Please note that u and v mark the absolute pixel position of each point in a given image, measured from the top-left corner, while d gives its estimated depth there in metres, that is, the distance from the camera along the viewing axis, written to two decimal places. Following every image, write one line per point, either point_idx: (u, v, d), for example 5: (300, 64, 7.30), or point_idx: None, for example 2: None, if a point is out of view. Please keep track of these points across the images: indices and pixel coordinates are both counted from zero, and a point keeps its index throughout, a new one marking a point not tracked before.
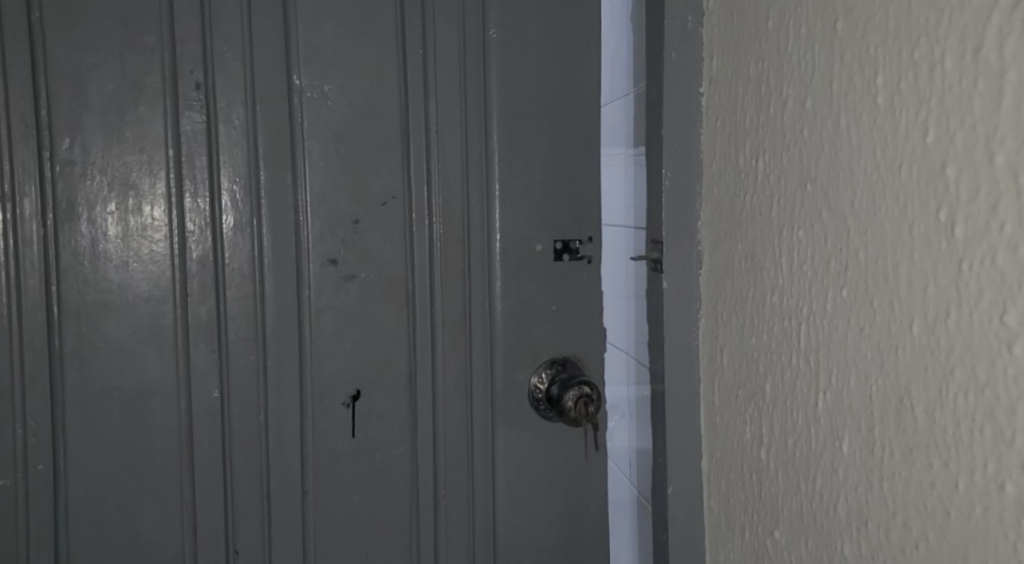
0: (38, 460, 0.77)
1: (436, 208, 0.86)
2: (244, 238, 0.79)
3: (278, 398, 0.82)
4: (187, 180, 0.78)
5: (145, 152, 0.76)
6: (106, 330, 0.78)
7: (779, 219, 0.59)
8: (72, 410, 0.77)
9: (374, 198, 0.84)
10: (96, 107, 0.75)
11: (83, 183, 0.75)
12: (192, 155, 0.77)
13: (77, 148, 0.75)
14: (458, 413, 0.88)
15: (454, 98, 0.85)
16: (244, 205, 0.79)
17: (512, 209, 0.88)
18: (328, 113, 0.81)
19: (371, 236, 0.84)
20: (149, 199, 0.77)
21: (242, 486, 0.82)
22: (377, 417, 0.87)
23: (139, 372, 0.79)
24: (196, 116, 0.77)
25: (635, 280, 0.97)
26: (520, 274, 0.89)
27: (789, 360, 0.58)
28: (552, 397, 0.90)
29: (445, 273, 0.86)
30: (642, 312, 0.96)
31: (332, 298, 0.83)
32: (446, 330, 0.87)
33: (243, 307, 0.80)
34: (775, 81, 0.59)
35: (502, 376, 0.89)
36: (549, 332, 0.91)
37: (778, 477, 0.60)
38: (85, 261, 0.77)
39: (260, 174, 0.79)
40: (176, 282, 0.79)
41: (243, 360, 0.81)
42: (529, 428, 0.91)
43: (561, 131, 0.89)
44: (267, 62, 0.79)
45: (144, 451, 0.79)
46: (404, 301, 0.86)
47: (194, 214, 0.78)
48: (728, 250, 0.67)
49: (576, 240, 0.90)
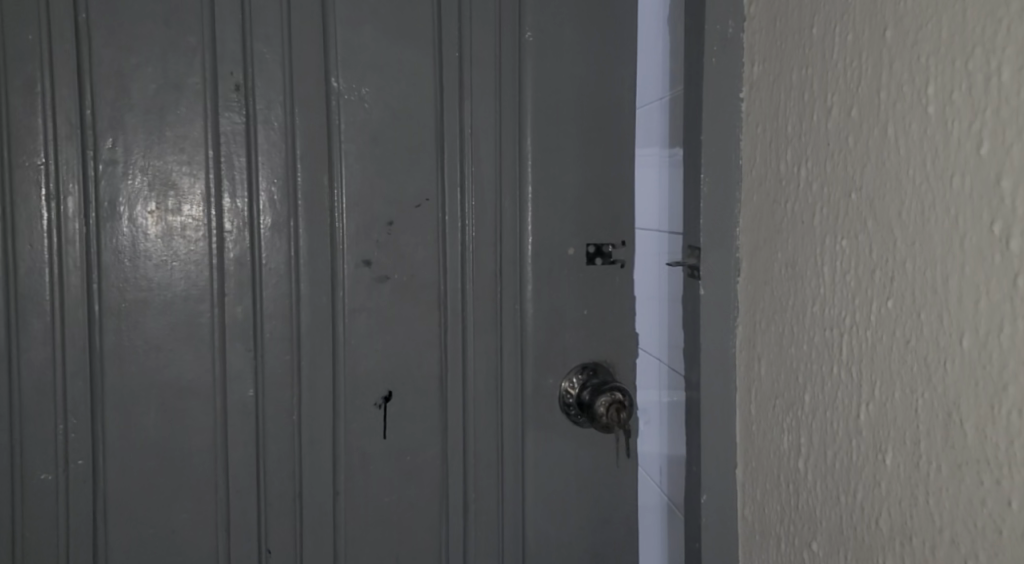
0: (78, 455, 0.77)
1: (469, 211, 0.86)
2: (281, 238, 0.80)
3: (312, 398, 0.83)
4: (226, 180, 0.78)
5: (185, 152, 0.77)
6: (145, 328, 0.78)
7: (822, 227, 0.58)
8: (111, 407, 0.78)
9: (410, 200, 0.84)
10: (138, 107, 0.76)
11: (125, 183, 0.76)
12: (231, 156, 0.78)
13: (120, 148, 0.76)
14: (489, 416, 0.89)
15: (489, 101, 0.85)
16: (281, 205, 0.80)
17: (546, 212, 0.88)
18: (365, 115, 0.82)
19: (405, 238, 0.84)
20: (188, 199, 0.78)
21: (275, 485, 0.82)
22: (408, 419, 0.87)
23: (176, 371, 0.79)
24: (236, 117, 0.78)
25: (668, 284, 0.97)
26: (552, 277, 0.89)
27: (829, 371, 0.58)
28: (584, 403, 0.90)
29: (478, 276, 0.87)
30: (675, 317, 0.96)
31: (366, 299, 0.84)
32: (478, 332, 0.87)
33: (279, 308, 0.81)
34: (820, 88, 0.58)
35: (533, 379, 0.90)
36: (580, 336, 0.91)
37: (817, 488, 0.60)
38: (124, 260, 0.77)
39: (298, 175, 0.80)
40: (214, 282, 0.79)
41: (278, 360, 0.81)
42: (559, 432, 0.91)
43: (596, 134, 0.89)
44: (306, 63, 0.79)
45: (181, 448, 0.80)
46: (437, 303, 0.86)
47: (232, 214, 0.79)
48: (768, 257, 0.67)
49: (609, 244, 0.91)
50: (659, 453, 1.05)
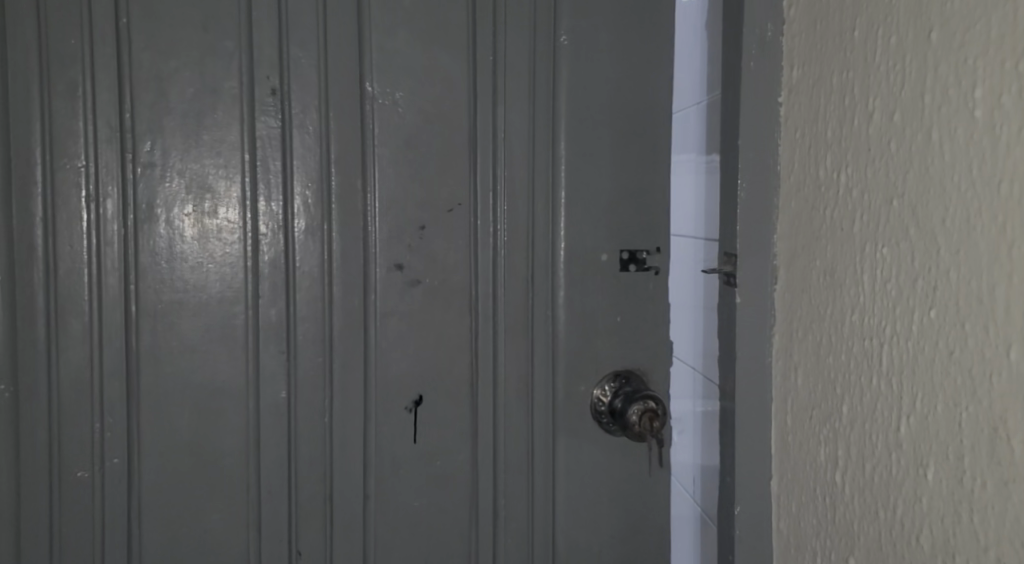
0: (114, 454, 0.78)
1: (502, 216, 0.86)
2: (314, 241, 0.80)
3: (343, 401, 0.83)
4: (261, 183, 0.79)
5: (221, 155, 0.78)
6: (180, 329, 0.79)
7: (861, 235, 0.57)
8: (147, 406, 0.79)
9: (442, 206, 0.84)
10: (176, 111, 0.77)
11: (162, 185, 0.77)
12: (266, 159, 0.79)
13: (157, 151, 0.77)
14: (519, 422, 0.88)
15: (523, 107, 0.85)
16: (315, 209, 0.80)
17: (579, 218, 0.88)
18: (399, 119, 0.82)
19: (438, 242, 0.85)
20: (224, 202, 0.79)
21: (306, 487, 0.82)
22: (439, 424, 0.87)
23: (211, 372, 0.80)
24: (271, 121, 0.79)
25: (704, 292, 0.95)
26: (586, 282, 0.89)
27: (868, 382, 0.56)
28: (616, 410, 0.90)
29: (510, 281, 0.86)
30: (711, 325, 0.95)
31: (398, 304, 0.84)
32: (510, 337, 0.87)
33: (312, 310, 0.81)
34: (860, 92, 0.57)
35: (564, 386, 0.89)
36: (612, 343, 0.91)
37: (854, 502, 0.58)
38: (161, 261, 0.78)
39: (332, 179, 0.80)
40: (248, 284, 0.80)
41: (310, 362, 0.81)
42: (591, 439, 0.91)
43: (631, 139, 0.89)
44: (341, 68, 0.80)
45: (213, 449, 0.81)
46: (468, 307, 0.86)
47: (267, 217, 0.79)
48: (806, 264, 0.65)
49: (643, 251, 0.90)
50: (693, 464, 1.03)
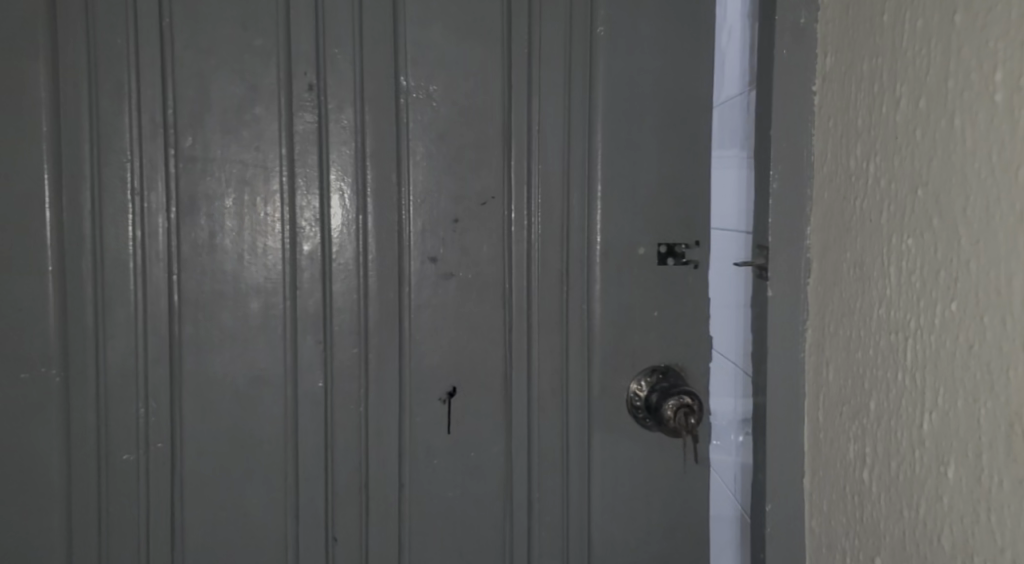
0: (158, 439, 0.82)
1: (536, 209, 0.86)
2: (350, 234, 0.82)
3: (379, 391, 0.84)
4: (299, 177, 0.81)
5: (260, 150, 0.80)
6: (220, 319, 0.82)
7: (888, 225, 0.55)
8: (189, 393, 0.82)
9: (476, 199, 0.85)
10: (217, 107, 0.79)
11: (204, 179, 0.80)
12: (303, 154, 0.81)
13: (199, 146, 0.79)
14: (554, 415, 0.88)
15: (557, 100, 0.85)
16: (350, 202, 0.82)
17: (614, 211, 0.88)
18: (432, 113, 0.83)
19: (472, 235, 0.85)
20: (263, 195, 0.81)
21: (342, 475, 0.84)
22: (473, 416, 0.87)
23: (250, 361, 0.83)
24: (308, 116, 0.80)
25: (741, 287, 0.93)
26: (623, 276, 0.89)
27: (894, 377, 0.54)
28: (651, 406, 0.89)
29: (543, 274, 0.87)
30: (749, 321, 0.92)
31: (431, 296, 0.85)
32: (543, 330, 0.88)
33: (348, 302, 0.83)
34: (888, 78, 0.55)
35: (599, 379, 0.89)
36: (650, 337, 0.91)
37: (880, 500, 0.56)
38: (203, 253, 0.81)
39: (368, 172, 0.82)
40: (287, 276, 0.82)
41: (345, 353, 0.83)
42: (627, 434, 0.90)
43: (670, 131, 0.88)
44: (375, 63, 0.81)
45: (252, 435, 0.83)
46: (502, 300, 0.87)
47: (305, 210, 0.81)
48: (837, 257, 0.63)
49: (682, 244, 0.90)
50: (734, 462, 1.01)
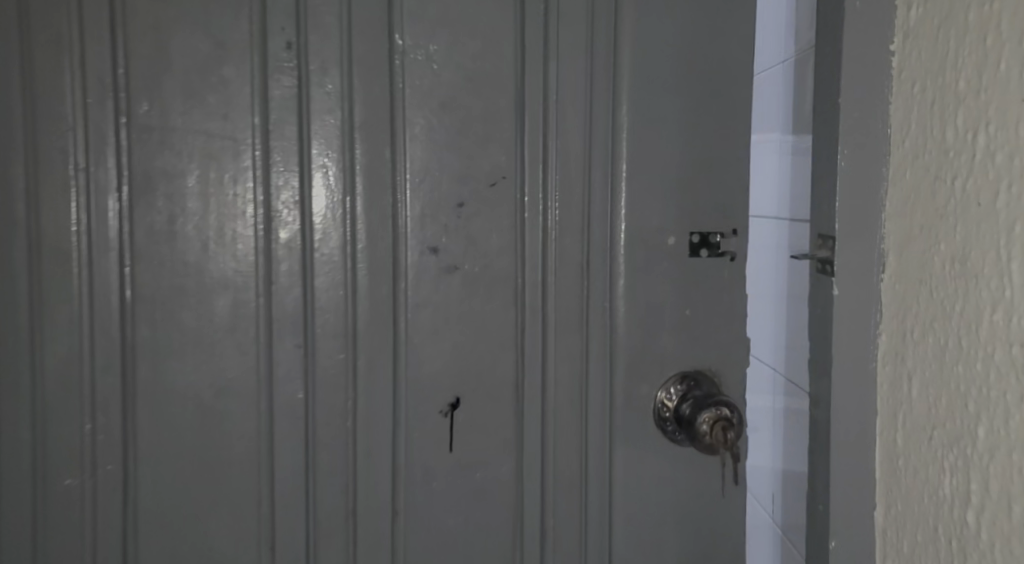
0: (107, 460, 0.70)
1: (553, 192, 0.75)
2: (335, 219, 0.71)
3: (369, 403, 0.73)
4: (275, 152, 0.69)
5: (230, 120, 0.69)
6: (181, 318, 0.70)
7: (1008, 212, 0.43)
8: (143, 406, 0.70)
9: (483, 180, 0.74)
10: (178, 68, 0.67)
11: (162, 154, 0.68)
12: (281, 124, 0.69)
13: (157, 114, 0.67)
14: (571, 430, 0.77)
15: (577, 65, 0.74)
16: (336, 181, 0.70)
17: (642, 195, 0.76)
18: (433, 78, 0.71)
19: (478, 222, 0.74)
20: (232, 173, 0.69)
21: (327, 500, 0.73)
22: (478, 431, 0.76)
23: (218, 368, 0.71)
24: (287, 80, 0.69)
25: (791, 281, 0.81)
26: (649, 270, 0.77)
27: (1017, 401, 0.43)
28: (682, 417, 0.77)
29: (560, 267, 0.76)
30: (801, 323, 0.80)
31: (432, 292, 0.73)
32: (559, 332, 0.76)
33: (333, 299, 0.71)
34: (1008, 25, 0.43)
35: (623, 388, 0.78)
36: (681, 340, 0.79)
37: (994, 551, 0.45)
38: (161, 241, 0.69)
39: (356, 147, 0.70)
40: (261, 268, 0.70)
41: (330, 358, 0.72)
42: (654, 452, 0.79)
43: (707, 103, 0.77)
44: (367, 19, 0.69)
45: (220, 454, 0.72)
46: (513, 297, 0.75)
47: (282, 190, 0.70)
48: (925, 250, 0.52)
49: (716, 233, 0.78)
50: (771, 469, 0.89)
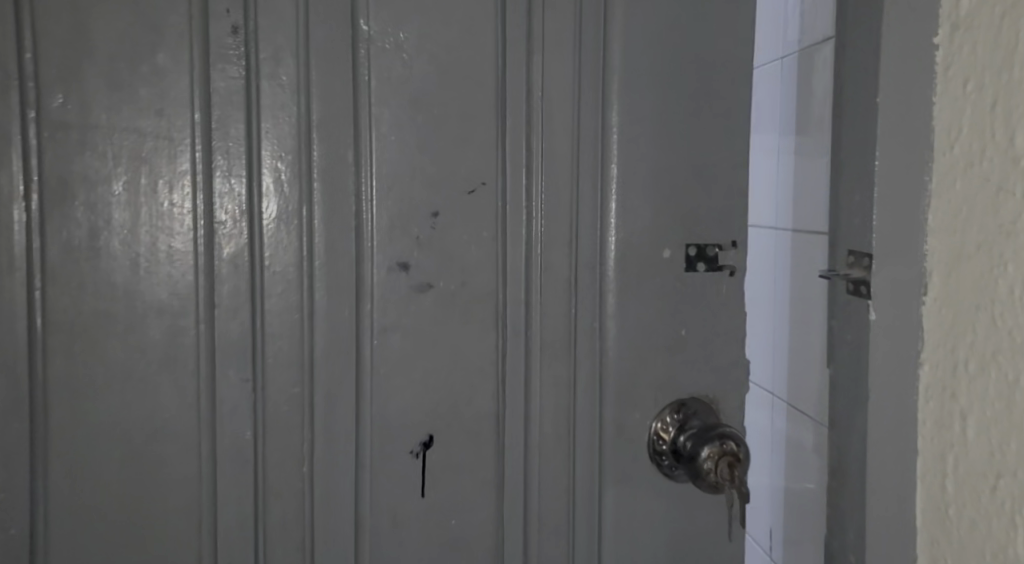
0: (12, 521, 0.59)
1: (537, 200, 0.67)
2: (289, 232, 0.61)
3: (329, 443, 0.63)
4: (218, 153, 0.60)
5: (164, 116, 0.58)
6: (104, 349, 0.60)
7: None
8: (56, 456, 0.60)
9: (460, 186, 0.65)
10: (100, 54, 0.57)
11: (81, 155, 0.58)
12: (225, 121, 0.59)
13: (74, 108, 0.57)
14: (557, 468, 0.69)
15: (564, 58, 0.66)
16: (290, 188, 0.61)
17: (636, 203, 0.68)
18: (402, 70, 0.62)
19: (454, 234, 0.65)
20: (167, 178, 0.59)
21: (279, 556, 0.63)
22: (454, 471, 0.67)
23: (149, 407, 0.61)
24: (232, 70, 0.59)
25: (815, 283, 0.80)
26: (643, 286, 0.69)
27: None
28: (680, 451, 0.69)
29: (545, 284, 0.67)
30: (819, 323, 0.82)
31: (401, 315, 0.64)
32: (544, 357, 0.68)
33: (287, 324, 0.62)
34: None
35: (614, 419, 0.70)
36: (677, 365, 0.71)
37: None
38: (81, 259, 0.58)
39: (313, 149, 0.61)
40: (202, 289, 0.60)
41: (283, 393, 0.62)
42: (649, 489, 0.71)
43: (706, 102, 0.69)
44: (326, 0, 0.60)
45: (151, 507, 0.61)
46: (493, 319, 0.67)
47: (226, 198, 0.60)
48: (987, 272, 0.44)
49: (713, 246, 0.71)
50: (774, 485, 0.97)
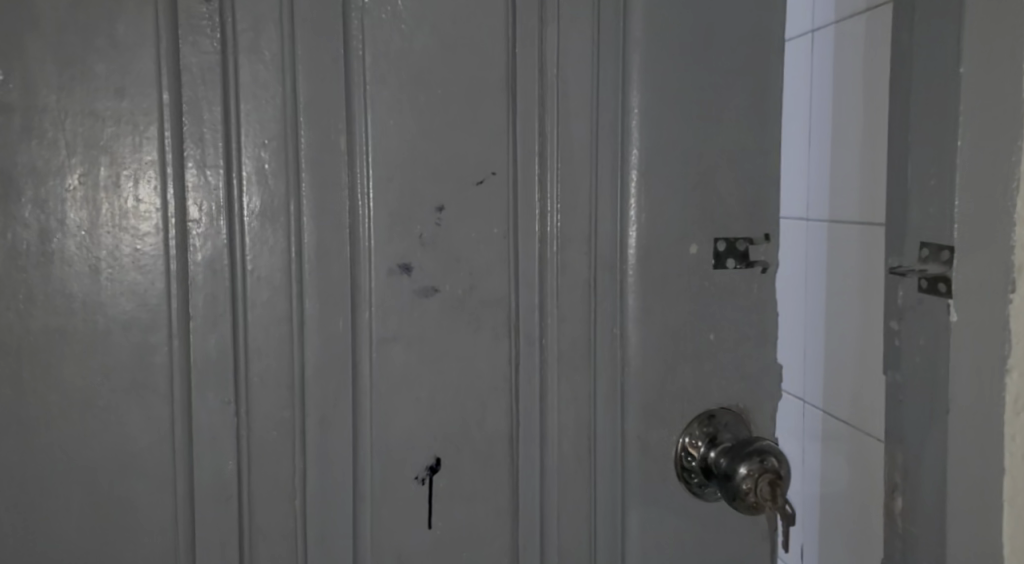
0: None
1: (552, 192, 0.59)
2: (274, 232, 0.53)
3: (322, 471, 0.56)
4: (190, 141, 0.52)
5: (126, 98, 0.50)
6: (60, 371, 0.51)
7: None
8: (5, 497, 0.51)
9: (466, 176, 0.57)
10: (49, 25, 0.49)
11: (26, 144, 0.49)
12: (198, 103, 0.51)
13: (18, 88, 0.49)
14: (577, 490, 0.62)
15: (583, 31, 0.59)
16: (275, 180, 0.53)
17: (660, 193, 0.61)
18: (401, 44, 0.55)
19: (461, 231, 0.57)
20: (131, 171, 0.51)
21: None
22: (464, 499, 0.59)
23: (114, 437, 0.52)
24: (206, 44, 0.51)
25: (861, 272, 1.02)
26: (669, 287, 0.63)
27: None
28: (713, 468, 0.63)
29: (563, 286, 0.60)
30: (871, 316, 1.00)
31: (402, 323, 0.57)
32: (563, 367, 0.61)
33: (273, 337, 0.54)
34: None
35: (638, 436, 0.63)
36: (707, 373, 0.64)
37: None
38: (29, 266, 0.50)
39: (300, 135, 0.53)
40: (173, 298, 0.52)
41: (270, 416, 0.54)
42: (677, 511, 0.64)
43: (737, 80, 0.62)
44: None
45: (119, 552, 0.53)
46: (506, 326, 0.59)
47: (199, 193, 0.52)
48: None
49: (743, 240, 0.64)
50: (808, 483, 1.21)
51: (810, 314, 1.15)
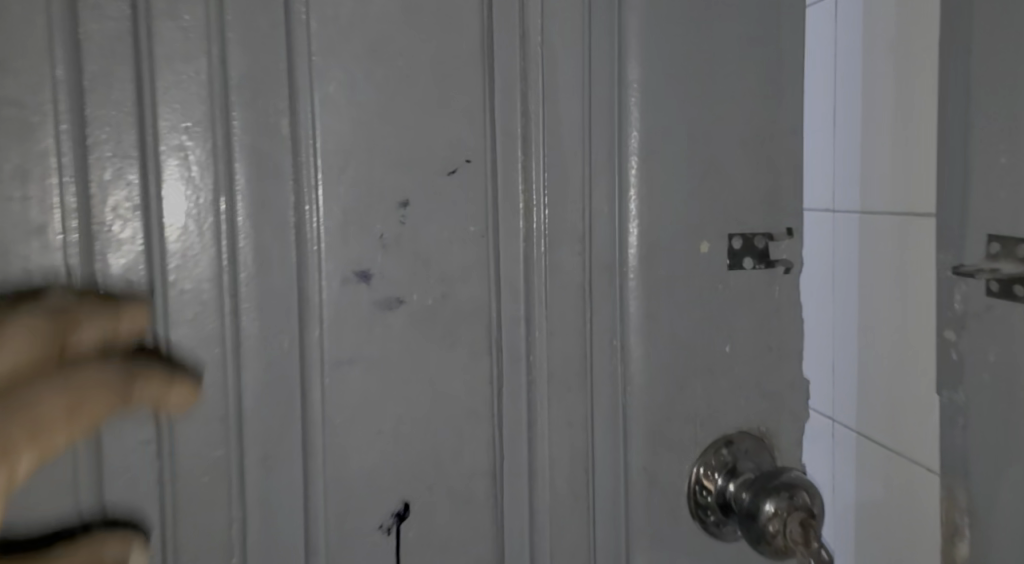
0: None
1: (538, 183, 0.51)
2: (201, 236, 0.45)
3: (266, 519, 0.47)
4: (94, 127, 0.42)
5: (11, 74, 0.41)
6: None
7: None
8: None
9: (435, 164, 0.48)
10: None
11: None
12: (103, 81, 0.42)
13: None
14: (571, 531, 0.53)
15: None
16: (201, 173, 0.44)
17: (665, 183, 0.52)
18: (352, 7, 0.46)
19: (430, 230, 0.48)
20: (19, 164, 0.41)
21: None
22: (438, 548, 0.50)
23: None
24: (111, 8, 0.42)
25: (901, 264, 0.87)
26: (677, 291, 0.54)
27: None
28: (734, 505, 0.54)
29: (553, 293, 0.51)
30: (925, 314, 0.84)
31: (361, 342, 0.47)
32: (554, 389, 0.52)
33: (203, 362, 0.45)
34: None
35: (644, 467, 0.54)
36: (722, 390, 0.55)
37: None
38: None
39: (231, 119, 0.44)
40: None
41: (201, 456, 0.45)
42: (689, 552, 0.55)
43: (751, 49, 0.54)
44: None
45: None
46: (487, 343, 0.50)
47: (107, 191, 0.43)
48: None
49: (761, 236, 0.55)
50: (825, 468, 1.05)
51: (838, 317, 1.00)
